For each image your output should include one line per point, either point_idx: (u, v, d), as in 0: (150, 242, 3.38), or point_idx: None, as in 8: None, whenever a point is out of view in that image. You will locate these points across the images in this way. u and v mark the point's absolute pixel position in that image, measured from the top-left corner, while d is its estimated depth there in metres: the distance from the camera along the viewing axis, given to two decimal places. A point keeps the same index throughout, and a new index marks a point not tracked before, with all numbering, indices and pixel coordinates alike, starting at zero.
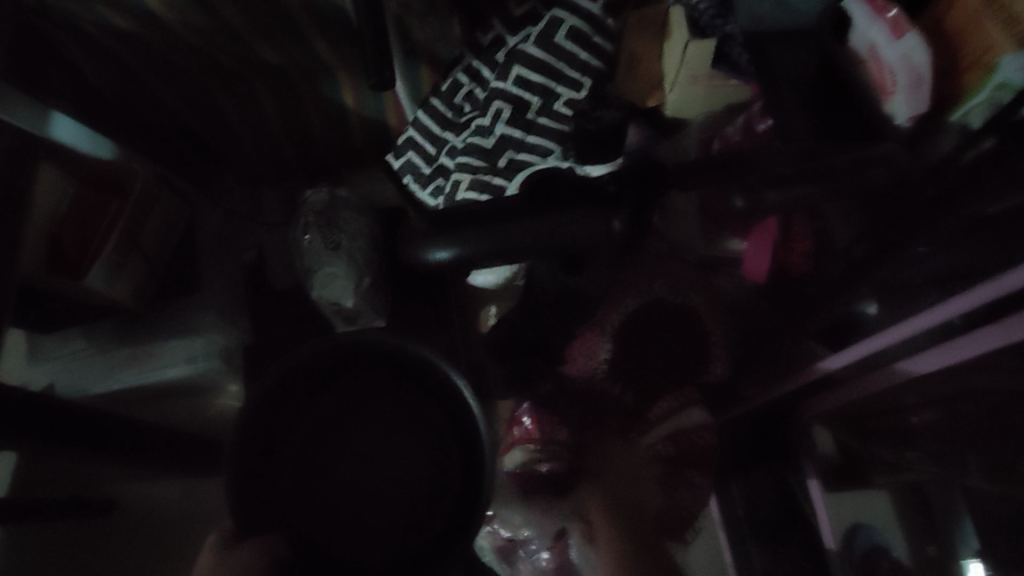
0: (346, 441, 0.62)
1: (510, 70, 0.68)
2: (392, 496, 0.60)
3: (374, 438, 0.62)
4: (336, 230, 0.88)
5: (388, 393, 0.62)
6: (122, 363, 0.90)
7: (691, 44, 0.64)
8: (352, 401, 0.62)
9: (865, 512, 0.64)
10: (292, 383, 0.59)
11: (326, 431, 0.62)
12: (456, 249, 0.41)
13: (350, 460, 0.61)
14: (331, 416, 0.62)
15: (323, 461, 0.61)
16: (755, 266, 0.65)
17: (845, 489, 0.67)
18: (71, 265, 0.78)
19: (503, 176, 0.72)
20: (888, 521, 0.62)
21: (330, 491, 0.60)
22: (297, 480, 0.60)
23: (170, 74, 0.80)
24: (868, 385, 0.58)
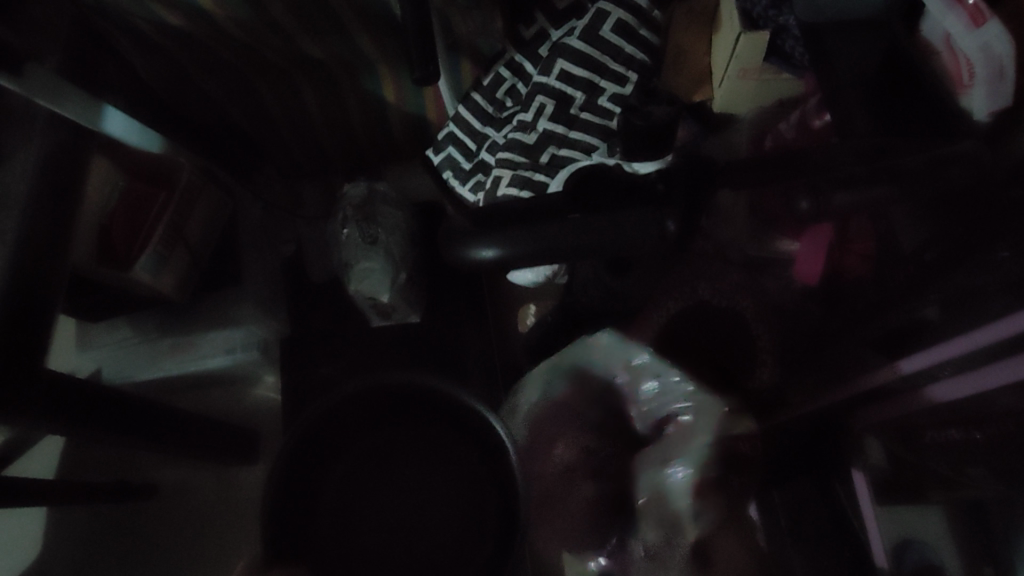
0: (393, 470, 0.67)
1: (554, 64, 0.68)
2: (426, 516, 0.66)
3: (414, 472, 0.67)
4: (374, 224, 0.88)
5: (408, 435, 0.67)
6: (165, 353, 0.93)
7: (742, 35, 0.61)
8: (394, 442, 0.67)
9: (917, 529, 0.50)
10: (322, 436, 0.63)
11: (370, 461, 0.67)
12: (507, 247, 0.40)
13: (387, 490, 0.67)
14: (374, 451, 0.67)
15: (368, 486, 0.67)
16: (807, 267, 0.64)
17: (899, 503, 0.52)
18: (121, 257, 0.80)
19: (545, 172, 0.69)
20: (941, 536, 0.48)
21: (366, 523, 0.66)
22: (336, 513, 0.65)
23: (215, 68, 0.80)
24: (909, 403, 0.52)
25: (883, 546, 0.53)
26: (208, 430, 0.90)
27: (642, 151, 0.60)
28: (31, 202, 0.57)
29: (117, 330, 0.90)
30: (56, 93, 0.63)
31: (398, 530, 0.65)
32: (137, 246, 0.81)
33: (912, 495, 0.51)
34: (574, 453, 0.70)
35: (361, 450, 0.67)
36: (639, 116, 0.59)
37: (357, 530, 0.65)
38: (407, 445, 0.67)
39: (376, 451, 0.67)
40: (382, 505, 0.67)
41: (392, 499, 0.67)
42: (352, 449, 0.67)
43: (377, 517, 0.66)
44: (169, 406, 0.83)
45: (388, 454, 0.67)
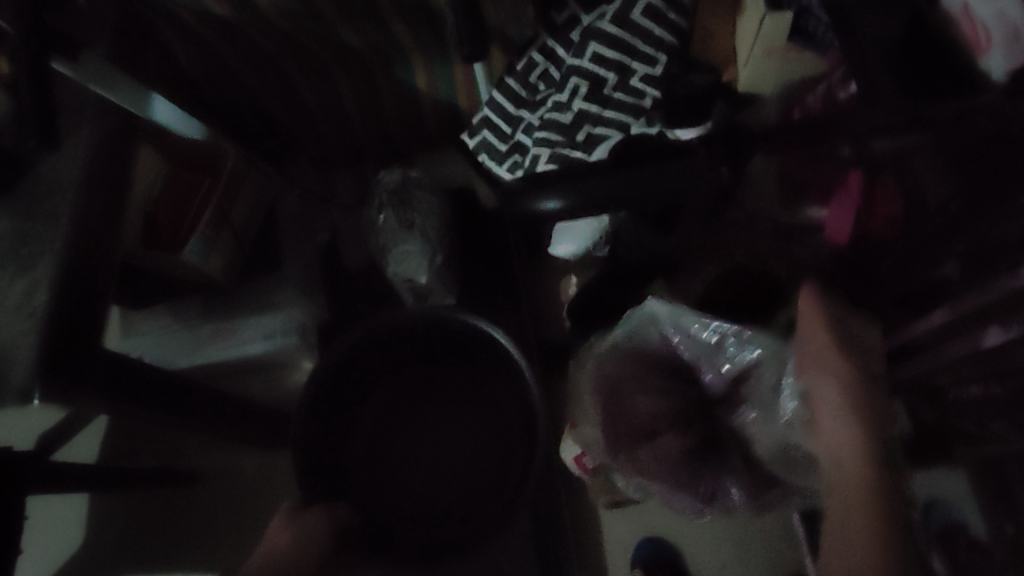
0: (416, 421, 0.82)
1: (587, 47, 0.72)
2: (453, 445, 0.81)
3: (435, 421, 0.82)
4: (410, 209, 0.92)
5: (434, 375, 0.82)
6: (208, 338, 0.93)
7: (766, 17, 0.66)
8: (412, 396, 0.82)
9: (942, 490, 0.69)
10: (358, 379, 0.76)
11: (391, 415, 0.82)
12: (568, 199, 0.43)
13: (415, 430, 0.82)
14: (392, 406, 0.82)
15: (394, 434, 0.81)
16: (835, 227, 0.66)
17: (931, 472, 0.69)
18: (168, 240, 0.83)
19: (582, 149, 0.74)
20: (964, 499, 0.68)
21: (397, 455, 0.80)
22: (371, 454, 0.79)
23: (257, 59, 0.85)
24: (945, 352, 0.56)
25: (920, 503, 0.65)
26: (239, 405, 0.90)
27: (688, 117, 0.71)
28: (82, 185, 0.60)
29: (163, 313, 0.93)
30: (107, 80, 0.67)
31: (424, 470, 0.80)
32: (184, 231, 0.84)
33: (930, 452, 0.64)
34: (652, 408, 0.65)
35: (383, 404, 0.81)
36: (682, 85, 0.74)
37: (395, 471, 0.80)
38: (430, 395, 0.83)
39: (393, 406, 0.82)
40: (411, 450, 0.81)
41: (421, 446, 0.81)
42: (375, 403, 0.81)
43: (408, 459, 0.80)
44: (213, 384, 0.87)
45: (408, 405, 0.82)
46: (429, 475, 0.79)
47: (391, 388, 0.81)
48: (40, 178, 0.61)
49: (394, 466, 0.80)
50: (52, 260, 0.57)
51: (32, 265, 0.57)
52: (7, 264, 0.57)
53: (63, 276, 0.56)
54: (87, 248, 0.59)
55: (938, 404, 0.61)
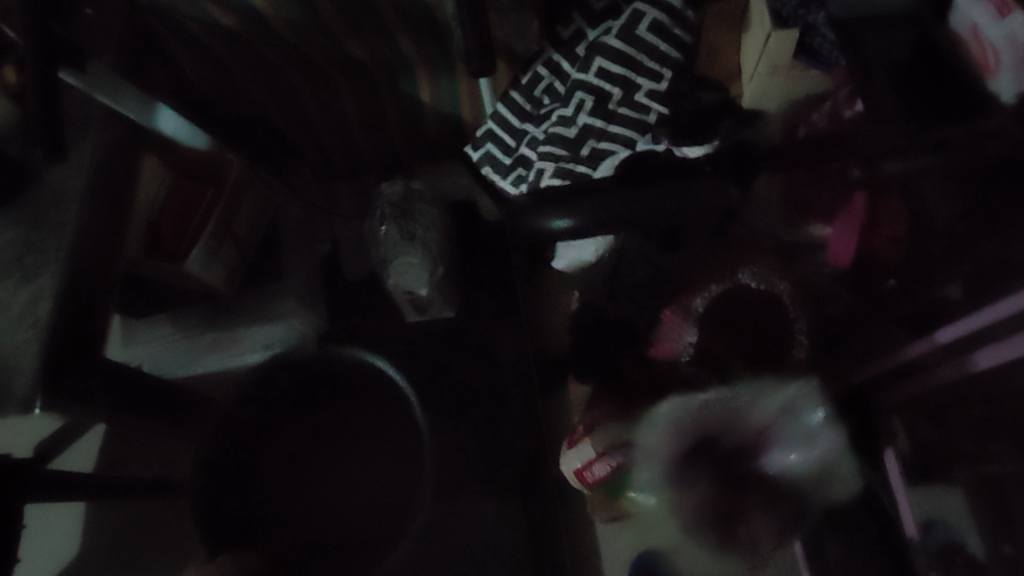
0: (325, 449, 0.66)
1: (592, 62, 0.73)
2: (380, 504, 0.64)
3: (360, 444, 0.66)
4: (411, 221, 0.93)
5: (351, 408, 0.66)
6: (206, 347, 0.91)
7: (771, 33, 0.65)
8: (316, 423, 0.66)
9: (941, 509, 0.50)
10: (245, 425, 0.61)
11: (308, 443, 0.65)
12: (576, 217, 0.43)
13: (337, 480, 0.65)
14: (314, 432, 0.66)
15: (318, 464, 0.66)
16: (839, 250, 0.70)
17: (922, 485, 0.52)
18: (169, 249, 0.82)
19: (586, 164, 0.74)
20: (963, 515, 0.49)
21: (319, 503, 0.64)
22: (276, 490, 0.63)
23: (261, 69, 0.85)
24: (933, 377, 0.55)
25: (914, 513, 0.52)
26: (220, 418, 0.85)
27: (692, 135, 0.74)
28: (84, 197, 0.59)
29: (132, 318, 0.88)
30: (112, 91, 0.67)
31: (351, 505, 0.64)
32: (187, 240, 0.83)
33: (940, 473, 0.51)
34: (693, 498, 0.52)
35: (297, 435, 0.65)
36: (688, 101, 0.74)
37: (317, 505, 0.64)
38: (349, 433, 0.66)
39: (311, 432, 0.65)
40: (337, 473, 0.66)
41: (326, 476, 0.65)
42: (288, 430, 0.64)
43: (338, 485, 0.65)
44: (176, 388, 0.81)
45: (322, 429, 0.66)
46: (360, 503, 0.64)
47: (290, 427, 0.64)
48: (46, 187, 0.61)
49: (317, 498, 0.64)
50: (57, 269, 0.57)
51: (36, 273, 0.57)
52: (11, 273, 0.57)
53: (63, 287, 0.56)
54: (88, 259, 0.58)
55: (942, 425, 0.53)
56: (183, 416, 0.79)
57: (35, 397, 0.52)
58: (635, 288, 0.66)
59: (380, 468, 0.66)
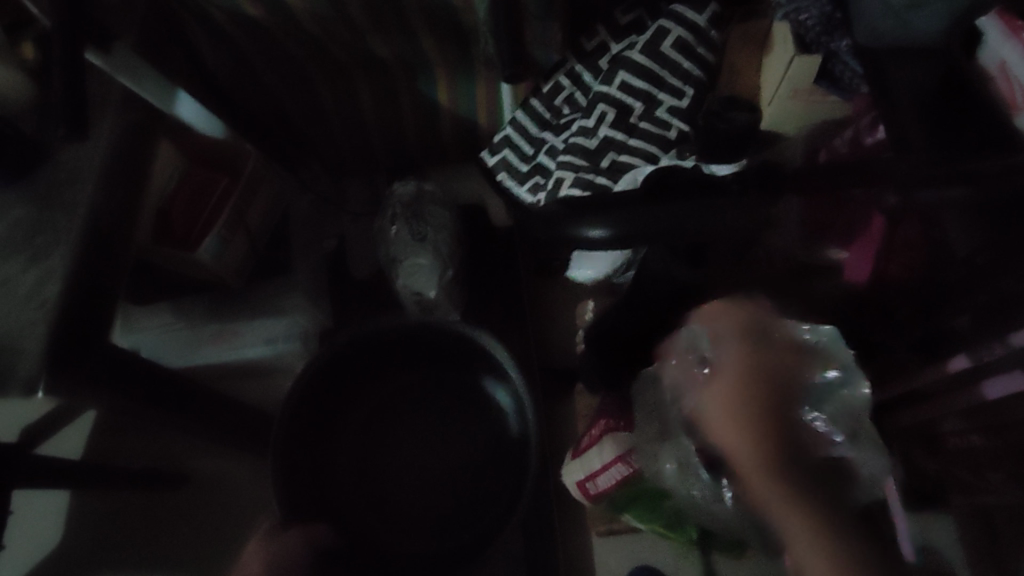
0: (387, 437, 0.82)
1: (616, 75, 0.75)
2: (428, 468, 0.80)
3: (409, 432, 0.82)
4: (422, 222, 0.93)
5: (403, 384, 0.84)
6: (207, 339, 0.89)
7: (794, 57, 0.68)
8: (380, 411, 0.83)
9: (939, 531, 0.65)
10: (325, 406, 0.78)
11: (370, 428, 0.82)
12: (611, 227, 0.44)
13: (390, 451, 0.81)
14: (374, 416, 0.83)
15: (375, 453, 0.81)
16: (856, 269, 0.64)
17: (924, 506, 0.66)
18: (180, 237, 0.82)
19: (605, 176, 0.74)
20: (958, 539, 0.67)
21: (382, 480, 0.79)
22: (353, 465, 0.79)
23: (281, 62, 0.84)
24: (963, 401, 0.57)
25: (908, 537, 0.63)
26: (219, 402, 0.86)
27: (722, 154, 0.67)
28: (102, 178, 0.59)
29: (132, 305, 0.83)
30: (133, 73, 0.69)
31: (413, 476, 0.79)
32: (199, 227, 0.83)
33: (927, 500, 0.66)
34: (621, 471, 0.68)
35: (366, 412, 0.82)
36: (721, 121, 0.67)
37: (380, 479, 0.79)
38: (390, 412, 0.83)
39: (373, 419, 0.82)
40: (392, 458, 0.80)
41: (382, 465, 0.80)
42: (357, 413, 0.82)
43: (393, 468, 0.80)
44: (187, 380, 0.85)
45: (383, 420, 0.83)
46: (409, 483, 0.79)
47: (360, 404, 0.82)
48: (59, 167, 0.60)
49: (376, 476, 0.79)
50: (69, 251, 0.56)
51: (47, 254, 0.56)
52: (21, 251, 0.56)
53: (73, 269, 0.55)
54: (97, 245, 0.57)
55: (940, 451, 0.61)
56: (204, 416, 0.82)
57: (39, 379, 0.50)
58: (654, 298, 0.65)
59: (427, 459, 0.80)
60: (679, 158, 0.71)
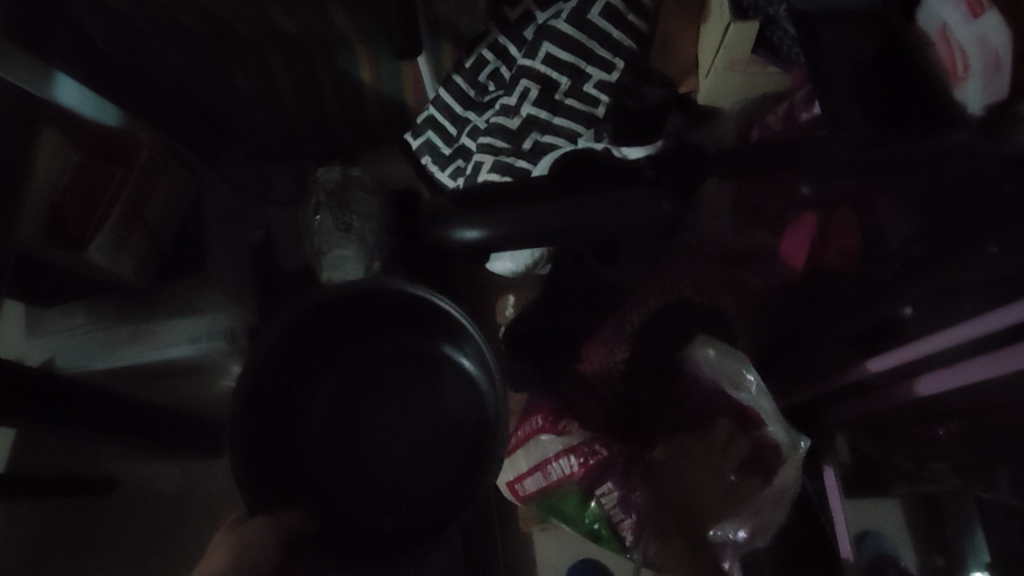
0: (365, 412, 0.58)
1: (540, 47, 0.69)
2: (425, 444, 0.56)
3: (399, 400, 0.58)
4: (348, 211, 0.87)
5: (364, 352, 0.60)
6: (125, 340, 0.84)
7: (731, 25, 0.62)
8: (345, 385, 0.59)
9: (876, 519, 0.57)
10: (267, 391, 0.55)
11: (344, 416, 0.58)
12: (487, 226, 0.39)
13: (382, 428, 0.58)
14: (341, 394, 0.59)
15: (351, 431, 0.58)
16: (794, 252, 0.65)
17: (862, 497, 0.59)
18: (74, 236, 0.75)
19: (527, 159, 0.71)
20: (899, 530, 0.55)
21: (374, 465, 0.56)
22: (325, 446, 0.57)
23: (183, 41, 0.75)
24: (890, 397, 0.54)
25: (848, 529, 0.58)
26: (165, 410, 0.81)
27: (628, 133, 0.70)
28: None
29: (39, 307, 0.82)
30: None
31: (407, 460, 0.56)
32: (93, 224, 0.76)
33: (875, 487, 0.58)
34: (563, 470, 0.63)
35: (328, 392, 0.59)
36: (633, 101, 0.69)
37: (367, 471, 0.56)
38: (370, 382, 0.60)
39: (341, 394, 0.59)
40: (374, 438, 0.57)
41: (372, 444, 0.57)
42: (317, 391, 0.59)
43: (379, 451, 0.57)
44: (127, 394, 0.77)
45: (360, 393, 0.59)
46: (403, 471, 0.56)
47: (324, 381, 0.59)
48: None
49: (357, 468, 0.56)
50: None
51: None
52: None
53: None
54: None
55: (880, 444, 0.56)
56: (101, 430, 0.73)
57: None
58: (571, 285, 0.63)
59: (427, 438, 0.56)
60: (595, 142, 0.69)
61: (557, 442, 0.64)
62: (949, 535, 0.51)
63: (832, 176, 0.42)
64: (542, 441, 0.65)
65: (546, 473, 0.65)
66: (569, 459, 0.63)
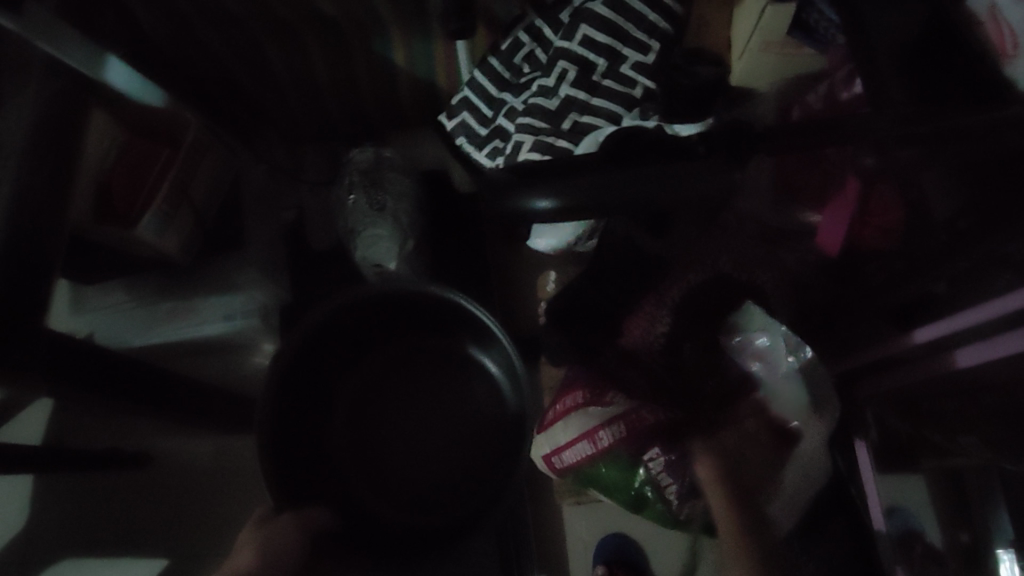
0: (389, 400, 0.70)
1: (577, 29, 0.71)
2: (443, 433, 0.68)
3: (419, 392, 0.70)
4: (381, 190, 0.89)
5: (393, 346, 0.72)
6: (165, 316, 0.85)
7: (769, 6, 0.64)
8: (379, 377, 0.71)
9: (903, 495, 0.59)
10: (304, 387, 0.65)
11: (370, 402, 0.70)
12: (558, 197, 0.39)
13: (403, 418, 0.69)
14: (369, 381, 0.71)
15: (378, 421, 0.69)
16: (829, 237, 0.66)
17: (893, 472, 0.61)
18: (122, 214, 0.77)
19: (567, 138, 0.72)
20: (924, 504, 0.57)
21: (393, 444, 0.69)
22: (355, 433, 0.69)
23: (224, 23, 0.76)
24: (928, 369, 0.56)
25: (881, 503, 0.62)
26: (200, 391, 0.75)
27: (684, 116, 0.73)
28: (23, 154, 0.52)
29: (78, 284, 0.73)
30: (53, 36, 0.58)
31: (421, 443, 0.68)
32: (140, 204, 0.77)
33: (907, 460, 0.59)
34: (608, 441, 0.66)
35: (359, 379, 0.71)
36: (684, 77, 0.73)
37: (388, 449, 0.68)
38: (399, 374, 0.72)
39: (374, 384, 0.71)
40: (399, 428, 0.69)
41: (395, 429, 0.69)
42: (350, 377, 0.71)
43: (398, 435, 0.69)
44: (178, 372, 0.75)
45: (386, 385, 0.71)
46: (417, 453, 0.68)
47: (357, 370, 0.71)
48: None
49: (382, 453, 0.68)
50: None
51: None
52: None
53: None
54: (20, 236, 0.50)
55: (916, 417, 0.58)
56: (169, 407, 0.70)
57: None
58: None
59: (443, 433, 0.68)
60: (642, 118, 0.71)
61: (603, 412, 0.68)
62: (971, 511, 0.51)
63: (893, 147, 0.42)
64: (585, 409, 0.69)
65: (592, 441, 0.67)
66: (617, 426, 0.66)
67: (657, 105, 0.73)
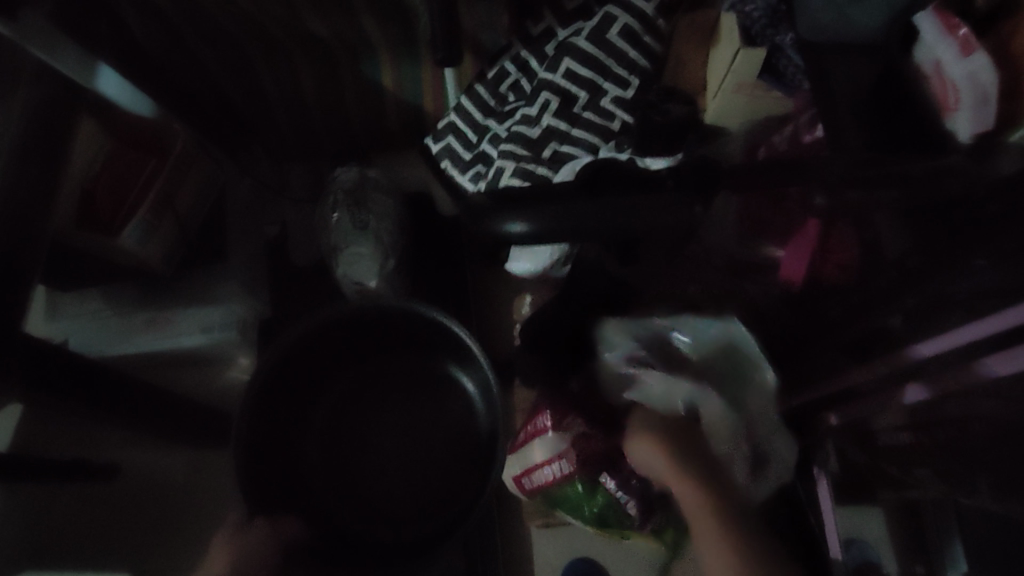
0: (360, 416, 0.72)
1: (560, 62, 0.75)
2: (415, 450, 0.70)
3: (390, 410, 0.72)
4: (364, 210, 0.91)
5: (367, 363, 0.73)
6: (137, 329, 0.85)
7: (741, 51, 0.67)
8: (352, 394, 0.73)
9: (861, 528, 0.62)
10: (280, 400, 0.66)
11: (342, 418, 0.72)
12: (532, 222, 0.42)
13: (375, 434, 0.71)
14: (343, 399, 0.72)
15: (350, 437, 0.71)
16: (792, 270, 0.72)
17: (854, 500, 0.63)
18: (106, 222, 0.77)
19: (547, 166, 0.76)
20: (882, 538, 0.60)
21: (365, 459, 0.70)
22: (326, 449, 0.70)
23: (218, 40, 0.78)
24: (882, 401, 0.58)
25: (837, 531, 0.65)
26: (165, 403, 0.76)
27: (656, 147, 0.74)
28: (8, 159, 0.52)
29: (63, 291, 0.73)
30: (49, 46, 0.59)
31: (392, 459, 0.69)
32: (126, 209, 0.79)
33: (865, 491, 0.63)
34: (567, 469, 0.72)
35: (333, 398, 0.72)
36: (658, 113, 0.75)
37: (359, 466, 0.70)
38: (371, 392, 0.73)
39: (346, 401, 0.72)
40: (372, 444, 0.71)
41: (367, 445, 0.71)
42: (323, 397, 0.71)
43: (368, 454, 0.70)
44: (150, 383, 0.75)
45: (359, 402, 0.73)
46: (387, 468, 0.69)
47: (330, 386, 0.72)
48: None
49: (354, 470, 0.69)
50: None
51: None
52: None
53: None
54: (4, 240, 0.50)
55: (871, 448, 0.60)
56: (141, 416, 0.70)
57: None
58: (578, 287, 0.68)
59: (414, 451, 0.70)
60: (617, 151, 0.74)
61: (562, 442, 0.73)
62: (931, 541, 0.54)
63: (844, 188, 0.44)
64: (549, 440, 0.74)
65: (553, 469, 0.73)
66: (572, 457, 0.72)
67: (632, 138, 0.76)
